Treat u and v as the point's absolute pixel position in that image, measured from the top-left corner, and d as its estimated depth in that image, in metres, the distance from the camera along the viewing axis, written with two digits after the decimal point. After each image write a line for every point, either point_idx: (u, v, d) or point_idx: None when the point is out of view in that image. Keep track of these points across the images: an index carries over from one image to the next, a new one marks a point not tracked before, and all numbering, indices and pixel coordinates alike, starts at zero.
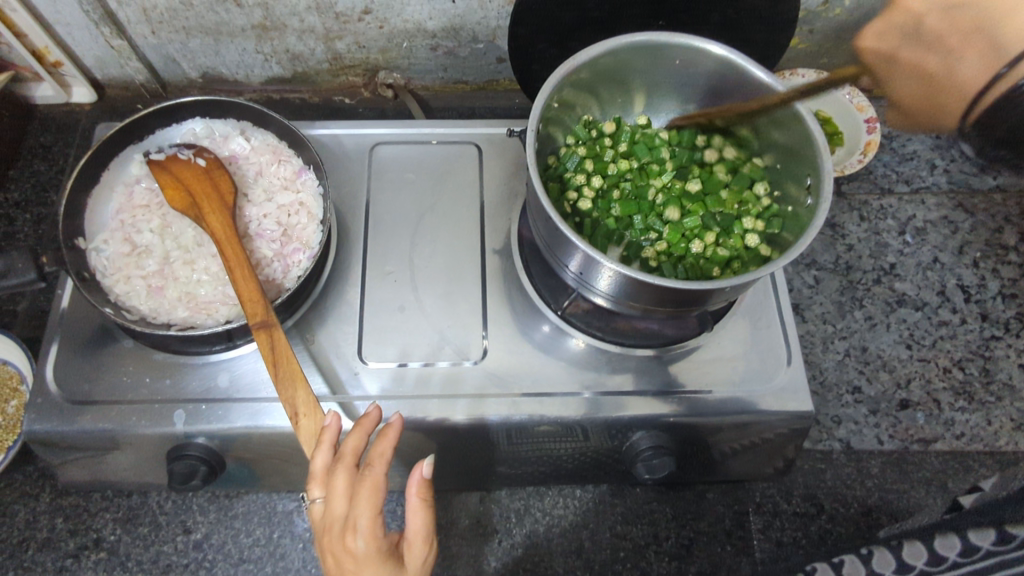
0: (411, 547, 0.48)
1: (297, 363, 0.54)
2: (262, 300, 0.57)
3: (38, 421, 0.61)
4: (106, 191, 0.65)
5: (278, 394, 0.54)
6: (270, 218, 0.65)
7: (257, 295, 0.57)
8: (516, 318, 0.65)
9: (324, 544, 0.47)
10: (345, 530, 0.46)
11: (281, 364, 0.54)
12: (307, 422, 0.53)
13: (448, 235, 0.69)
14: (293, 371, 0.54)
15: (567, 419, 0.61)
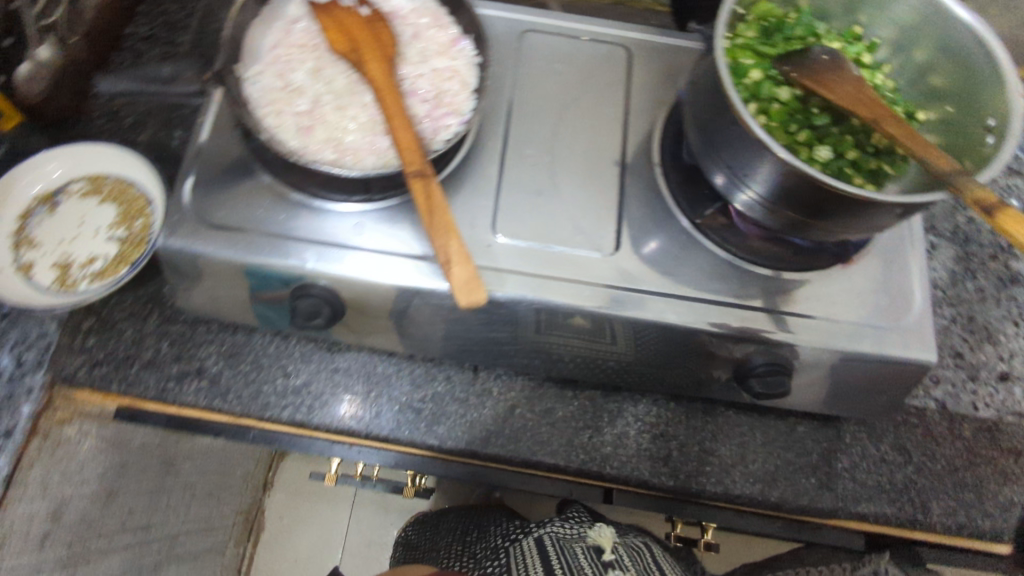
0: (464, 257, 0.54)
1: (451, 214, 0.55)
2: (420, 151, 0.57)
3: (171, 239, 0.61)
4: (265, 25, 0.64)
5: (429, 242, 0.54)
6: (424, 80, 0.64)
7: (416, 147, 0.57)
8: (650, 221, 0.65)
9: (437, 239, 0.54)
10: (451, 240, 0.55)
11: (436, 213, 0.55)
12: (459, 269, 0.53)
13: (590, 131, 0.68)
14: (447, 223, 0.55)
15: (692, 325, 0.61)
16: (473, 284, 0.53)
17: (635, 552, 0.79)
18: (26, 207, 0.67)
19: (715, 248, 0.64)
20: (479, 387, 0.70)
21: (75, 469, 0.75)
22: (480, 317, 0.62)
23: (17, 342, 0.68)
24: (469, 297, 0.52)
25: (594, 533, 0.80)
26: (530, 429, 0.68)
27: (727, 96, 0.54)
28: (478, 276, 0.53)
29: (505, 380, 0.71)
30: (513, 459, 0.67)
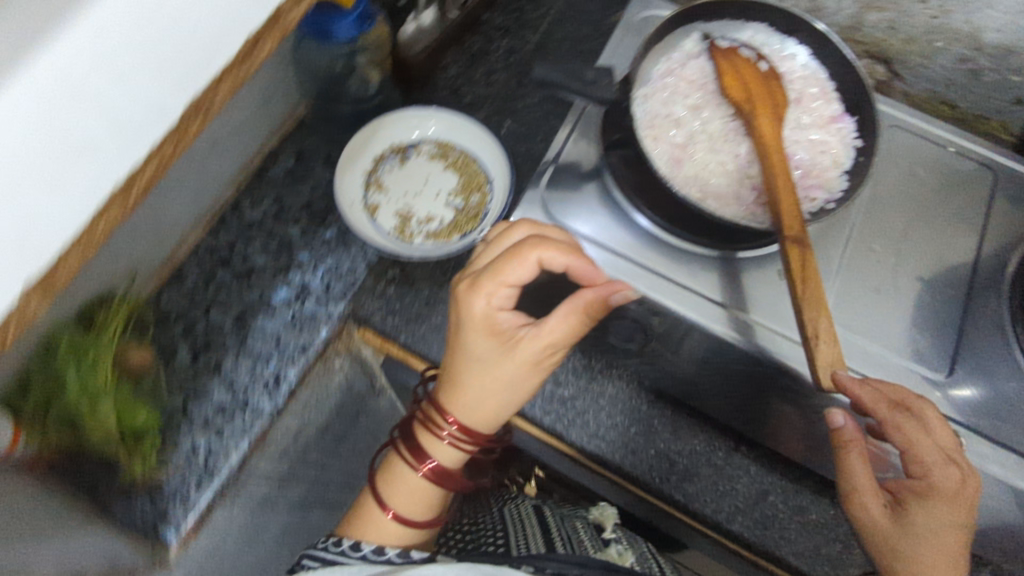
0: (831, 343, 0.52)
1: (824, 291, 0.53)
2: (799, 216, 0.56)
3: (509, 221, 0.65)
4: (660, 53, 0.67)
5: (795, 311, 0.53)
6: (800, 147, 0.64)
7: (796, 211, 0.57)
8: (993, 354, 0.61)
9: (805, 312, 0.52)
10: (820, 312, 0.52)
11: (810, 284, 0.53)
12: (825, 348, 0.51)
13: (937, 244, 0.66)
14: (818, 297, 0.53)
15: (1019, 482, 0.56)
16: (841, 366, 0.51)
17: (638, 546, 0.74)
18: (382, 152, 0.72)
19: None
20: (737, 460, 0.68)
21: (324, 399, 0.78)
22: (784, 395, 0.61)
23: (329, 268, 0.72)
24: (839, 412, 0.53)
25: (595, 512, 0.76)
26: (782, 522, 0.66)
27: None
28: (843, 358, 0.52)
29: (764, 462, 0.68)
30: (757, 545, 0.65)
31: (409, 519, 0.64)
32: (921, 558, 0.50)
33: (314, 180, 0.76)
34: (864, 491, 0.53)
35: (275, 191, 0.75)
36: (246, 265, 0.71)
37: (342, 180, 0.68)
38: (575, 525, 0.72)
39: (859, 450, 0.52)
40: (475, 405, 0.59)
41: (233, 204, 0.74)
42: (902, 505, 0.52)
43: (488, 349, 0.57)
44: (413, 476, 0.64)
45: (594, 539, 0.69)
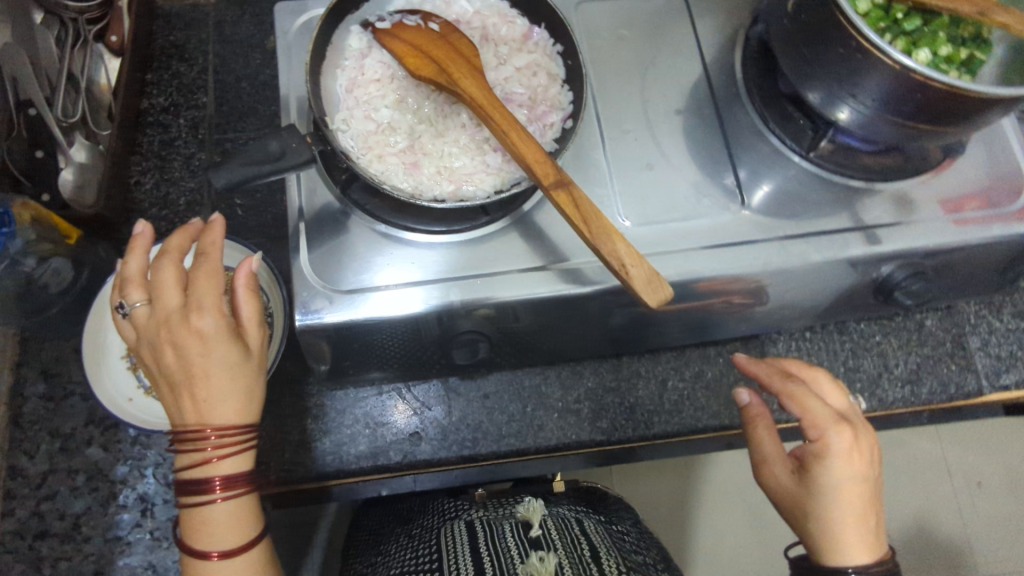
0: (629, 250, 0.52)
1: (608, 219, 0.53)
2: (549, 160, 0.55)
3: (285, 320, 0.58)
4: (332, 68, 0.61)
5: (594, 251, 0.53)
6: (513, 82, 0.62)
7: (543, 156, 0.55)
8: (763, 162, 0.66)
9: (602, 247, 0.52)
10: (614, 237, 0.52)
11: (592, 220, 0.53)
12: (636, 270, 0.51)
13: (674, 92, 0.68)
14: (604, 225, 0.53)
15: (834, 258, 0.62)
16: (657, 277, 0.51)
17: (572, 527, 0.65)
18: None
19: (834, 174, 0.65)
20: (627, 372, 0.70)
21: None
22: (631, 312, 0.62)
23: (157, 464, 0.64)
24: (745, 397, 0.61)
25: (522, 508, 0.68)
26: (689, 398, 0.70)
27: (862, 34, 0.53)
28: (656, 271, 0.51)
29: (648, 359, 0.71)
30: (681, 431, 0.69)
31: (235, 549, 0.53)
32: (834, 509, 0.53)
33: (79, 389, 0.66)
34: (772, 457, 0.58)
35: (47, 425, 0.65)
36: (68, 519, 0.62)
37: (97, 380, 0.60)
38: (504, 533, 0.62)
39: (763, 417, 0.59)
40: (230, 400, 0.53)
41: (9, 470, 0.63)
42: (806, 469, 0.56)
43: (235, 357, 0.53)
44: (216, 504, 0.53)
45: (522, 547, 0.61)
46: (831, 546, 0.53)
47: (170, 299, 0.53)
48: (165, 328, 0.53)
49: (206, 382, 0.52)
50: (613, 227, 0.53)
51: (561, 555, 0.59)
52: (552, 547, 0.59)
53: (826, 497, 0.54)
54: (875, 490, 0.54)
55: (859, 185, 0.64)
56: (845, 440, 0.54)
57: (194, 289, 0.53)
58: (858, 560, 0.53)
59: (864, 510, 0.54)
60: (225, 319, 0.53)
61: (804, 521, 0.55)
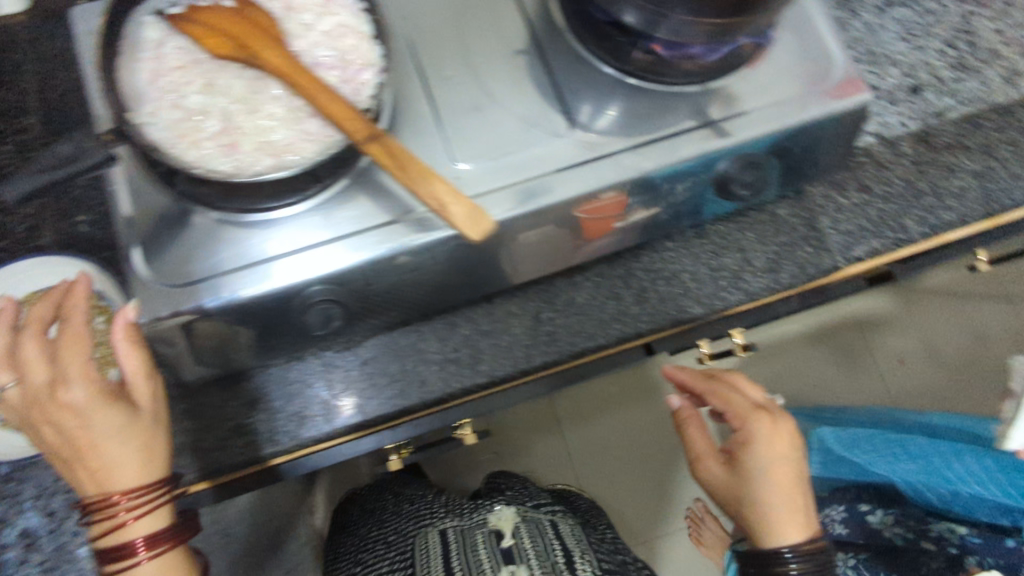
0: (446, 192, 0.53)
1: (423, 162, 0.54)
2: (359, 115, 0.55)
3: (179, 312, 0.58)
4: (132, 61, 0.59)
5: (415, 197, 0.54)
6: (321, 46, 0.61)
7: (352, 112, 0.55)
8: (588, 86, 0.67)
9: (421, 190, 0.53)
10: (431, 177, 0.53)
11: (408, 167, 0.53)
12: (457, 208, 0.53)
13: (494, 32, 0.68)
14: (422, 170, 0.54)
15: (664, 166, 0.64)
16: (477, 213, 0.53)
17: (531, 535, 1.05)
18: None
19: (655, 86, 0.66)
20: (500, 314, 0.72)
21: None
22: (477, 252, 0.63)
23: None
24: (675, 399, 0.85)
25: (496, 519, 1.10)
26: (564, 326, 0.72)
27: None
28: (478, 206, 0.54)
29: (520, 297, 0.73)
30: (561, 359, 0.71)
31: None
32: (760, 480, 0.72)
33: None
34: (703, 452, 0.78)
35: None
36: None
37: None
38: (480, 538, 1.05)
39: (692, 418, 0.82)
40: (121, 463, 0.59)
41: None
42: (735, 459, 0.75)
43: (117, 421, 0.59)
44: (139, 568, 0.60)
45: (496, 561, 0.99)
46: (766, 522, 0.71)
47: (38, 376, 0.59)
48: (39, 404, 0.59)
49: (97, 450, 0.59)
50: (432, 172, 0.54)
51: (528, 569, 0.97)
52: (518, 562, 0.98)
53: (756, 463, 0.73)
54: (800, 478, 0.74)
55: (692, 89, 0.66)
56: (778, 440, 0.74)
57: (59, 363, 0.58)
58: (791, 538, 0.71)
59: (793, 497, 0.72)
60: (95, 387, 0.59)
61: (745, 510, 0.73)
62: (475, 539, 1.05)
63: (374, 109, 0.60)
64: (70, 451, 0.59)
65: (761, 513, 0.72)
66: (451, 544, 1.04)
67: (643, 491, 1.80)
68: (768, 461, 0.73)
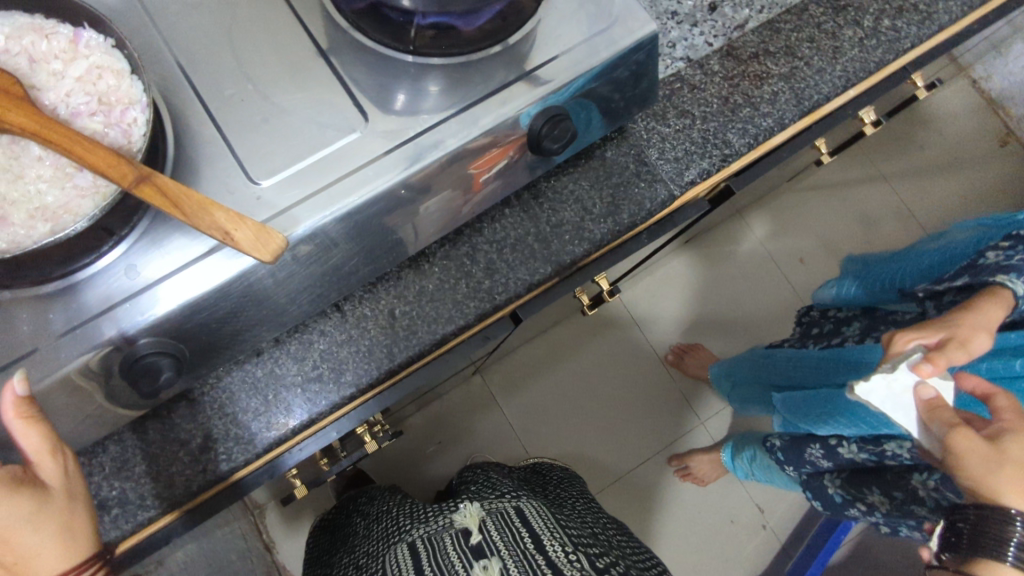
0: (225, 219, 0.52)
1: (198, 193, 0.52)
2: (123, 158, 0.52)
3: (56, 369, 0.57)
4: None
5: (196, 230, 0.52)
6: (77, 94, 0.58)
7: (115, 157, 0.52)
8: (378, 73, 0.65)
9: (198, 223, 0.52)
10: (207, 206, 0.52)
11: (183, 201, 0.52)
12: (241, 232, 0.52)
13: (270, 39, 0.66)
14: (198, 201, 0.52)
15: (470, 137, 0.63)
16: (263, 232, 0.53)
17: (497, 526, 1.05)
18: None
19: (443, 60, 0.65)
20: (354, 318, 0.72)
21: None
22: (295, 272, 0.63)
23: None
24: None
25: (461, 516, 1.08)
26: (419, 315, 0.72)
27: None
28: (265, 225, 0.53)
29: (370, 298, 0.72)
30: (424, 347, 0.72)
31: None
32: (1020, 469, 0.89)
33: None
34: (972, 454, 0.89)
35: None
36: None
37: None
38: (446, 542, 1.03)
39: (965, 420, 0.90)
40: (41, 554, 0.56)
41: None
42: (1000, 443, 0.93)
43: (28, 512, 0.55)
44: None
45: (466, 558, 0.98)
46: (1000, 487, 0.89)
47: None
48: None
49: (20, 555, 0.55)
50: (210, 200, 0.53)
51: (499, 560, 0.97)
52: (490, 556, 0.98)
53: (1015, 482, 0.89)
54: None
55: (493, 49, 0.65)
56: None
57: None
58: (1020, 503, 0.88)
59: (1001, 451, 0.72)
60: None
61: (995, 480, 0.89)
62: (446, 543, 1.02)
63: (146, 148, 0.57)
64: None
65: (994, 494, 0.89)
66: (411, 557, 1.00)
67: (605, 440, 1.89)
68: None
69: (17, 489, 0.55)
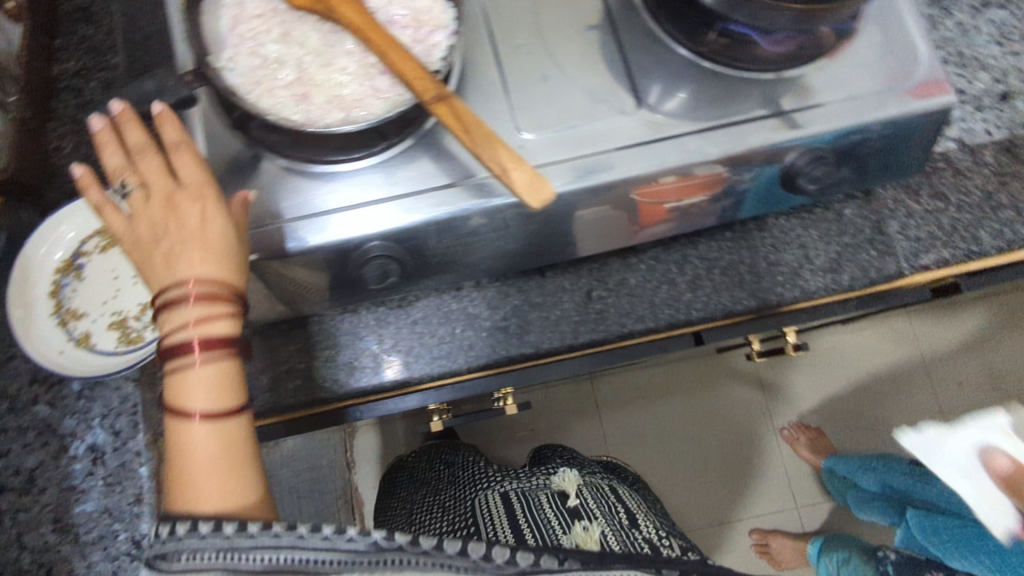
0: (509, 161, 0.54)
1: (487, 126, 0.55)
2: (428, 76, 0.56)
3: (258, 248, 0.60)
4: (215, 6, 0.61)
5: (478, 161, 0.55)
6: (395, 5, 0.62)
7: (420, 71, 0.56)
8: (662, 64, 0.66)
9: (484, 155, 0.54)
10: (494, 141, 0.54)
11: (474, 130, 0.55)
12: (519, 173, 0.54)
13: (569, 5, 0.68)
14: (487, 136, 0.55)
15: (730, 153, 0.63)
16: (537, 181, 0.54)
17: (597, 496, 0.98)
18: (54, 282, 0.67)
19: (724, 69, 0.65)
20: (551, 286, 0.72)
21: None
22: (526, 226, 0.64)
23: None
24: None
25: (558, 478, 1.04)
26: (613, 306, 0.72)
27: None
28: (538, 175, 0.55)
29: (572, 272, 0.73)
30: (608, 337, 0.71)
31: (218, 412, 0.50)
32: None
33: (16, 352, 0.73)
34: None
35: None
36: (22, 475, 0.71)
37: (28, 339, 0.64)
38: (543, 501, 0.94)
39: None
40: (202, 263, 0.54)
41: None
42: None
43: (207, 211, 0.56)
44: (190, 377, 0.51)
45: (565, 515, 0.86)
46: None
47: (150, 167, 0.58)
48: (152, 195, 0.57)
49: (186, 242, 0.55)
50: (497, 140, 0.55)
51: (601, 524, 0.80)
52: (591, 517, 0.83)
53: None
54: None
55: (767, 78, 0.64)
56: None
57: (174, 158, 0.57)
58: None
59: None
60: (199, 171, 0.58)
61: None
62: (541, 501, 0.94)
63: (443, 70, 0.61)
64: (159, 238, 0.56)
65: None
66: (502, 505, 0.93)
67: (715, 488, 1.55)
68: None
69: (209, 181, 0.58)
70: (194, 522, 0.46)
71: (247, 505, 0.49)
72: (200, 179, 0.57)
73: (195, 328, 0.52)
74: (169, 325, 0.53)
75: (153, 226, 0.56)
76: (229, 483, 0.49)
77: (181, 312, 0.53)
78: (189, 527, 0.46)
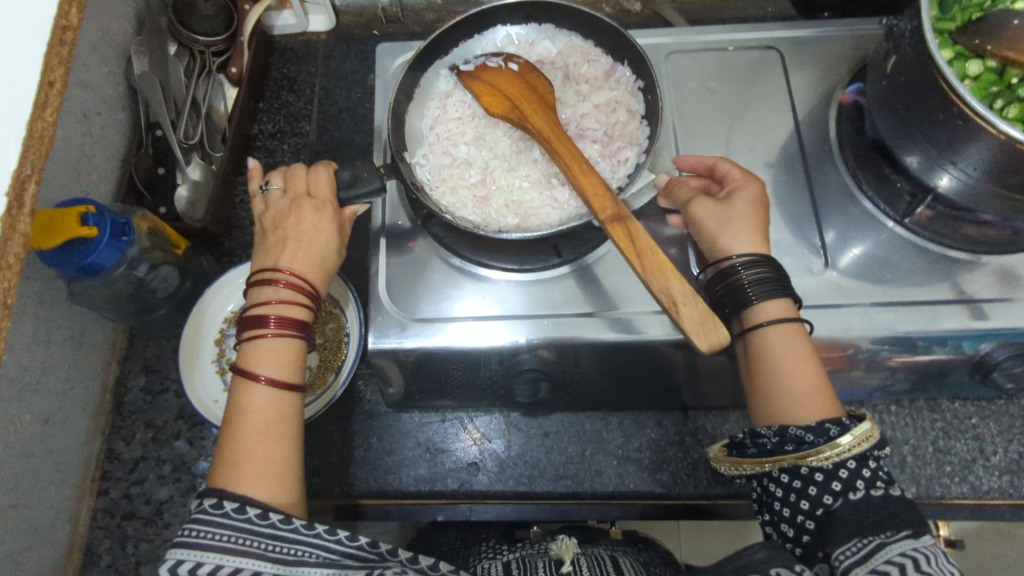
0: (681, 299, 0.48)
1: (663, 254, 0.49)
2: (609, 194, 0.52)
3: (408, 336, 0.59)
4: (422, 104, 0.65)
5: (645, 288, 0.49)
6: (589, 119, 0.63)
7: (603, 189, 0.53)
8: (855, 224, 0.63)
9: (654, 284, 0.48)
10: (665, 268, 0.49)
11: (646, 255, 0.49)
12: (689, 309, 0.47)
13: (763, 147, 0.67)
14: (660, 261, 0.49)
15: (923, 331, 0.58)
16: (709, 321, 0.47)
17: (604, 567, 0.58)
18: (220, 329, 0.70)
19: (927, 243, 0.61)
20: (693, 426, 0.71)
21: None
22: (712, 362, 0.60)
23: None
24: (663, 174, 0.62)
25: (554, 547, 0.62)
26: None
27: (966, 108, 0.48)
28: (712, 316, 0.48)
29: (716, 415, 0.71)
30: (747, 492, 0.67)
31: (279, 384, 0.51)
32: None
33: (173, 386, 0.72)
34: None
35: (144, 417, 0.71)
36: (152, 505, 0.68)
37: (190, 381, 0.66)
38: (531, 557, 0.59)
39: None
40: (296, 262, 0.55)
41: (107, 454, 0.70)
42: None
43: (322, 219, 0.57)
44: (262, 347, 0.52)
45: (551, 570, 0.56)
46: None
47: (296, 181, 0.59)
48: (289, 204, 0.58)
49: (289, 242, 0.56)
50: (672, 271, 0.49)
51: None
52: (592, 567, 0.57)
53: None
54: None
55: (963, 258, 0.60)
56: (780, 308, 0.54)
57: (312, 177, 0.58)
58: None
59: (825, 385, 0.52)
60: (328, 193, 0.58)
61: None
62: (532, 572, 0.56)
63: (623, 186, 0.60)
64: (270, 236, 0.57)
65: None
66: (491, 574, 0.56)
67: None
68: (764, 333, 0.53)
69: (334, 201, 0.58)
70: (221, 500, 0.46)
71: (277, 499, 0.48)
72: (327, 195, 0.58)
73: (276, 309, 0.53)
74: (256, 301, 0.55)
75: (276, 220, 0.58)
76: (268, 468, 0.48)
77: (267, 291, 0.54)
78: (215, 503, 0.46)
